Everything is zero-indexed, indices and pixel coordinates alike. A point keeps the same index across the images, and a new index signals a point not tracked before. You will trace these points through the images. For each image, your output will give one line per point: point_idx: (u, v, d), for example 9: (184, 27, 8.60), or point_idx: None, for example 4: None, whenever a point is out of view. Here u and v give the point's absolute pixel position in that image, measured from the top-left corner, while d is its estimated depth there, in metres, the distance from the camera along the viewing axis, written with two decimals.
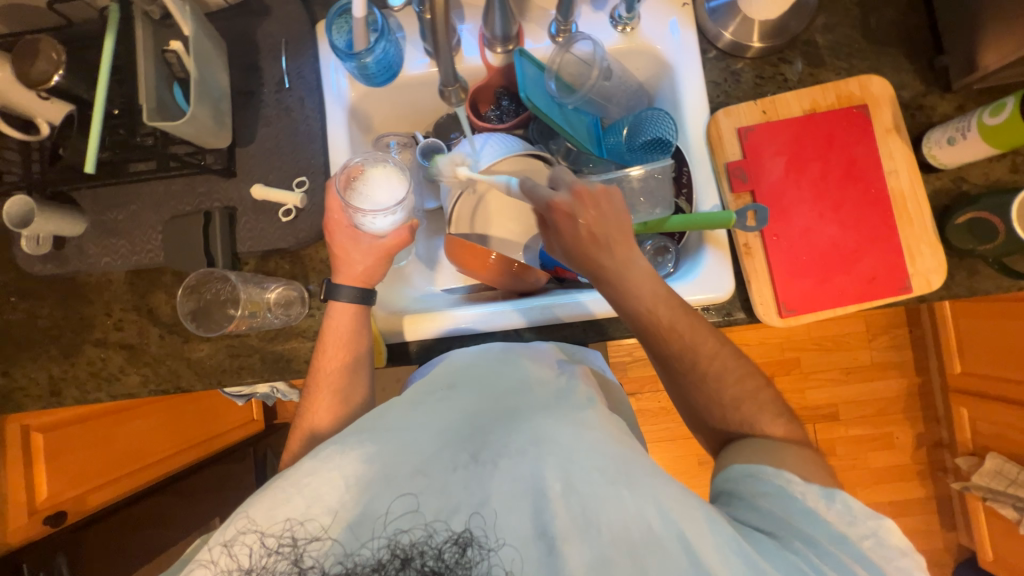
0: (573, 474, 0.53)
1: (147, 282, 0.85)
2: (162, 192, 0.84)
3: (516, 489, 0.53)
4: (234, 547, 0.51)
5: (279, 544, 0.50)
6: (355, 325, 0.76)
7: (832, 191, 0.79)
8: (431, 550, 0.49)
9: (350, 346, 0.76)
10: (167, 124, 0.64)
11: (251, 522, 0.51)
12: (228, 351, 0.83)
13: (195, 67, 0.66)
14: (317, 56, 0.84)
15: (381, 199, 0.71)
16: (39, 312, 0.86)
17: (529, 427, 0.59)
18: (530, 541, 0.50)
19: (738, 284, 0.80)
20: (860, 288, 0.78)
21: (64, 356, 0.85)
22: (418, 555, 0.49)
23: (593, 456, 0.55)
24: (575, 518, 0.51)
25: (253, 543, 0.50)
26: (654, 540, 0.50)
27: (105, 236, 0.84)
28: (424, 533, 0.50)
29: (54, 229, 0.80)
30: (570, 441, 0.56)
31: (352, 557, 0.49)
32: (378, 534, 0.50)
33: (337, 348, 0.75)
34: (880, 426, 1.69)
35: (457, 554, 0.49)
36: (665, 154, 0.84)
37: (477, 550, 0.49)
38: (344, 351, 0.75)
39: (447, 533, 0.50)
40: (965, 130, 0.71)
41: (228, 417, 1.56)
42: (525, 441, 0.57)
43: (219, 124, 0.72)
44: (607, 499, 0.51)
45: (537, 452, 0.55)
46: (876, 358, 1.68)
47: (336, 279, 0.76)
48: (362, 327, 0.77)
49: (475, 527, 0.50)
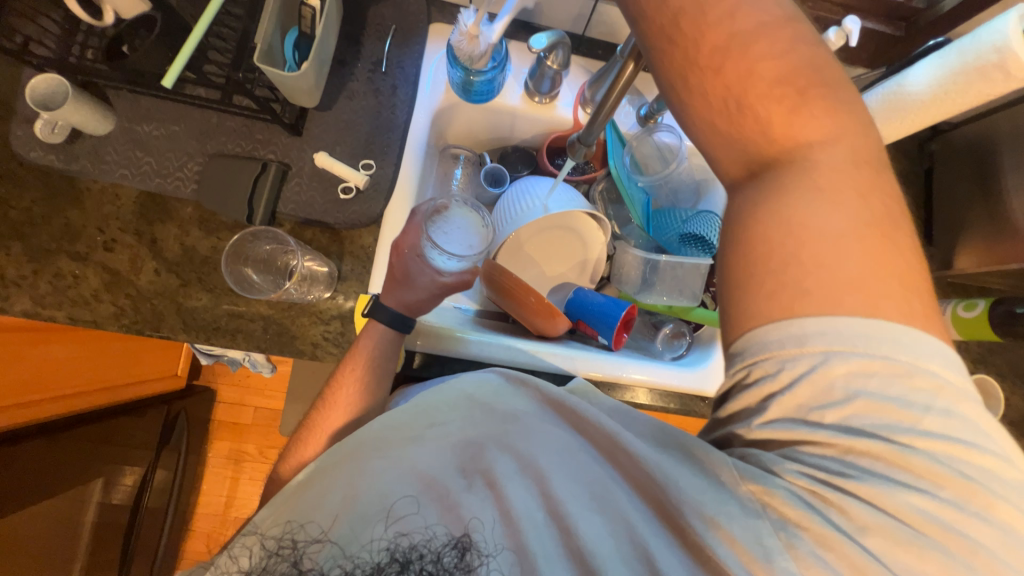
0: (569, 489, 0.47)
1: (161, 209, 0.77)
2: (213, 125, 0.78)
3: (513, 502, 0.47)
4: (234, 551, 0.47)
5: (279, 546, 0.46)
6: (382, 345, 0.72)
7: None
8: (430, 554, 0.44)
9: (377, 366, 0.72)
10: (273, 71, 0.62)
11: (256, 525, 0.49)
12: (229, 309, 0.77)
13: (322, 33, 0.65)
14: (422, 54, 0.84)
15: (462, 242, 0.74)
16: (16, 201, 0.74)
17: (516, 434, 0.51)
18: (533, 552, 0.45)
19: None
20: None
21: (28, 259, 0.74)
22: (418, 559, 0.43)
23: (576, 475, 0.48)
24: (566, 536, 0.46)
25: (254, 545, 0.47)
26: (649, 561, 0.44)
27: (130, 146, 0.76)
28: (424, 535, 0.45)
29: (78, 121, 0.71)
30: (554, 452, 0.49)
31: (352, 558, 0.44)
32: (378, 535, 0.45)
33: (360, 365, 0.70)
34: None
35: (458, 557, 0.44)
36: (705, 253, 0.91)
37: (477, 558, 0.44)
38: (365, 370, 0.70)
39: (447, 536, 0.45)
40: (940, 313, 0.87)
41: (138, 369, 1.36)
42: (520, 449, 0.49)
43: (316, 87, 0.70)
44: (597, 517, 0.46)
45: (521, 468, 0.48)
46: None
47: (383, 298, 0.74)
48: (390, 346, 0.73)
49: (474, 534, 0.45)
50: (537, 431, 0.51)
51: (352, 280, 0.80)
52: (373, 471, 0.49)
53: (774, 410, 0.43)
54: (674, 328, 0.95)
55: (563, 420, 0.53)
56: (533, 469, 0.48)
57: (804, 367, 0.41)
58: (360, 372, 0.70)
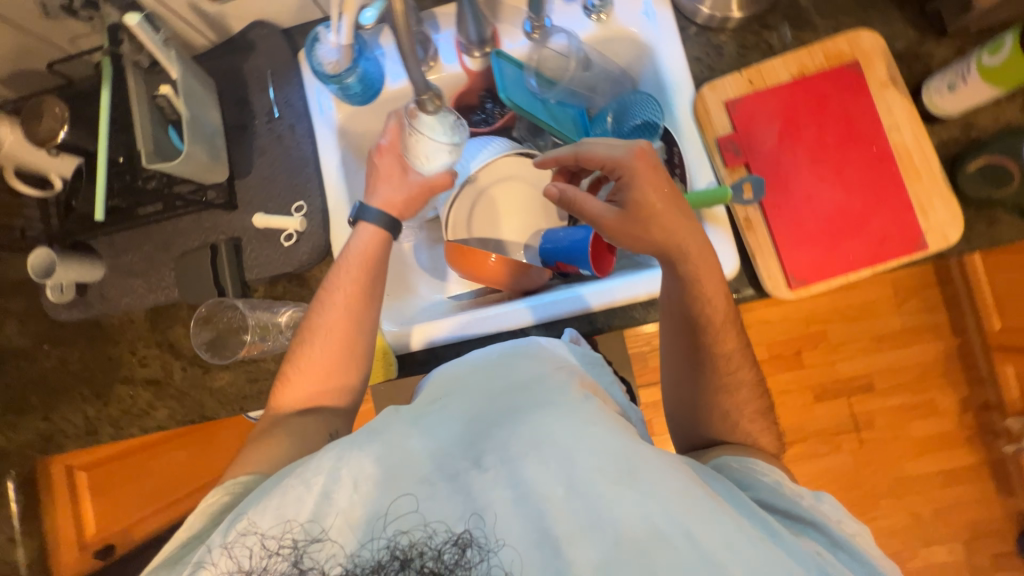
0: (575, 475, 0.47)
1: (166, 317, 0.88)
2: (171, 232, 0.86)
3: (516, 495, 0.48)
4: (234, 548, 0.50)
5: (279, 545, 0.49)
6: (378, 255, 0.76)
7: (831, 154, 0.77)
8: (431, 550, 0.47)
9: (370, 272, 0.75)
10: (165, 166, 0.67)
11: (252, 524, 0.50)
12: (247, 376, 0.86)
13: (186, 108, 0.70)
14: (303, 83, 0.86)
15: (434, 147, 0.76)
16: (70, 356, 0.90)
17: (530, 420, 0.52)
18: (532, 546, 0.46)
19: (743, 260, 0.78)
20: (871, 250, 0.75)
21: (97, 396, 0.89)
22: (418, 556, 0.47)
23: (596, 457, 0.48)
24: (580, 518, 0.46)
25: (254, 545, 0.49)
26: (662, 538, 0.45)
27: (122, 278, 0.88)
28: (424, 534, 0.48)
29: (76, 276, 0.85)
30: (572, 436, 0.50)
31: (353, 557, 0.48)
32: (379, 534, 0.48)
33: (361, 270, 0.74)
34: (918, 394, 1.50)
35: (457, 554, 0.47)
36: (654, 137, 0.82)
37: (477, 552, 0.46)
38: (363, 277, 0.74)
39: (446, 533, 0.48)
40: (964, 75, 0.69)
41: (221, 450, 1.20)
42: (525, 441, 0.50)
43: (215, 158, 0.76)
44: (613, 500, 0.46)
45: (536, 455, 0.49)
46: (908, 324, 1.49)
47: (370, 202, 0.77)
48: (382, 253, 0.76)
49: (475, 528, 0.47)
50: (545, 417, 0.52)
51: None
52: (392, 463, 0.52)
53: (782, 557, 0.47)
54: None
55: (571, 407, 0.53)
56: (549, 456, 0.49)
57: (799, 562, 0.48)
58: (360, 277, 0.74)
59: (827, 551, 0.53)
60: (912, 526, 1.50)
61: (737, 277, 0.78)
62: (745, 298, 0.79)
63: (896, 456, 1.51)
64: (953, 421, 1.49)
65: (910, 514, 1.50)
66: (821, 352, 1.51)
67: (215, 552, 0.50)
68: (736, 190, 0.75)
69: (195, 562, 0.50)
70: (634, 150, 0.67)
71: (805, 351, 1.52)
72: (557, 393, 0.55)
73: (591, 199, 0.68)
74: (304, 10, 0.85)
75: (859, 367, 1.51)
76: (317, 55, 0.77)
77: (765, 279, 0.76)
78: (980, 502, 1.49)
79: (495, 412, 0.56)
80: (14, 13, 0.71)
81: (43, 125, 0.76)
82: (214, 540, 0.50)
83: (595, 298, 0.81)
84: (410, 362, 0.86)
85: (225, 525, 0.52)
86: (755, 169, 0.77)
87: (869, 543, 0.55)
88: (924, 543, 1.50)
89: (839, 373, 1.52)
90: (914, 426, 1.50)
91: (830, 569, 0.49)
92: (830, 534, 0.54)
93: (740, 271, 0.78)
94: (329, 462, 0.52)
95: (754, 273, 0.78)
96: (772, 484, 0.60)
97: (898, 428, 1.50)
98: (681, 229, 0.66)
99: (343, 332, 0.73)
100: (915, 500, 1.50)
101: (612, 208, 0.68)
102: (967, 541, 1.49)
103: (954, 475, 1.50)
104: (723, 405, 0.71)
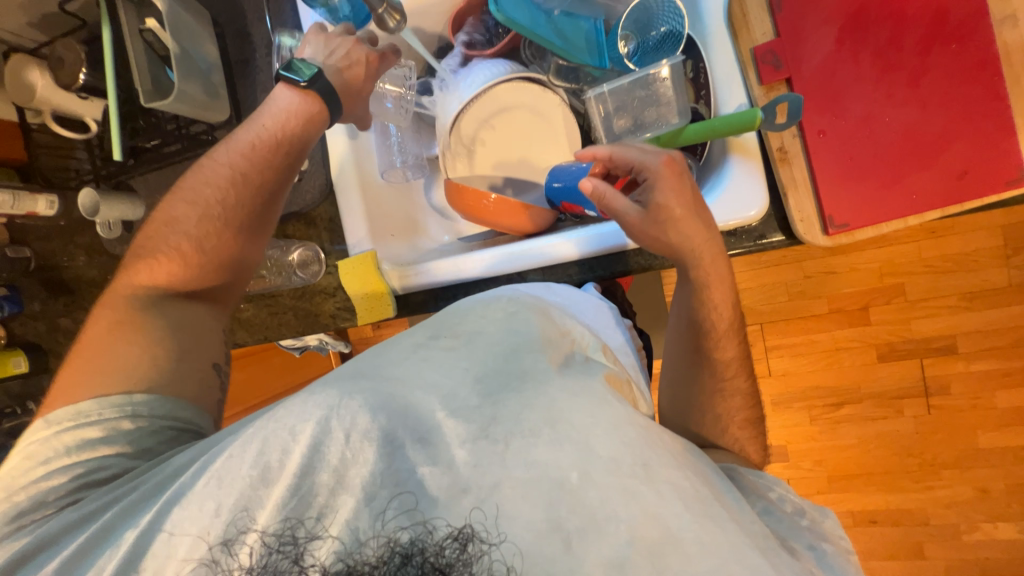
0: (593, 467, 0.45)
1: None
2: (193, 172, 0.90)
3: (532, 477, 0.45)
4: (235, 546, 0.44)
5: (280, 542, 0.44)
6: (288, 124, 0.70)
7: (906, 62, 0.60)
8: (431, 546, 0.43)
9: (280, 154, 0.71)
10: (162, 103, 0.69)
11: (252, 518, 0.45)
12: (267, 309, 0.91)
13: (173, 42, 0.70)
14: (297, 10, 0.82)
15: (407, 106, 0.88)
16: None
17: (545, 394, 0.50)
18: (544, 536, 0.43)
19: (772, 200, 0.66)
20: (945, 187, 0.60)
21: None
22: (419, 552, 0.42)
23: (616, 449, 0.46)
24: (594, 511, 0.43)
25: (254, 542, 0.44)
26: (675, 540, 0.42)
27: (159, 216, 0.95)
28: (423, 530, 0.43)
29: (119, 214, 0.91)
30: (588, 418, 0.48)
31: (352, 553, 0.43)
32: (378, 531, 0.43)
33: (269, 145, 0.70)
34: (1009, 360, 1.29)
35: (458, 551, 0.43)
36: (675, 50, 0.70)
37: (478, 547, 0.43)
38: (273, 158, 0.70)
39: (447, 529, 0.43)
40: None
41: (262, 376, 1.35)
42: (540, 420, 0.47)
43: (212, 96, 0.78)
44: (633, 496, 0.44)
45: (551, 436, 0.46)
46: (1016, 279, 1.24)
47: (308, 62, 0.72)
48: (297, 122, 0.71)
49: (476, 522, 0.43)
50: (563, 400, 0.49)
51: (337, 252, 0.87)
52: (392, 414, 0.48)
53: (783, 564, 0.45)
54: None
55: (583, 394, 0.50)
56: (564, 439, 0.46)
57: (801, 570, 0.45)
58: (267, 156, 0.70)
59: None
60: (977, 501, 1.35)
61: (761, 219, 0.66)
62: (771, 246, 0.67)
63: (970, 425, 1.33)
64: None
65: (975, 489, 1.35)
66: (895, 309, 1.32)
67: (187, 497, 0.46)
68: (767, 114, 0.63)
69: (166, 528, 0.46)
70: (663, 157, 0.61)
71: (873, 306, 1.33)
72: (569, 379, 0.52)
73: (621, 198, 0.62)
74: None
75: (942, 328, 1.31)
76: None
77: (797, 222, 0.64)
78: None
79: (506, 374, 0.52)
80: None
81: (65, 68, 0.80)
82: (212, 534, 0.45)
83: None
84: (411, 303, 0.86)
85: (206, 512, 0.45)
86: (799, 87, 0.64)
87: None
88: (988, 519, 1.35)
89: (915, 332, 1.32)
90: (1000, 396, 1.31)
91: None
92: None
93: (767, 212, 0.66)
94: (320, 410, 0.47)
95: (785, 214, 0.66)
96: (775, 501, 0.56)
97: (979, 397, 1.32)
98: (688, 224, 0.61)
99: (241, 210, 0.70)
100: (983, 473, 1.34)
101: (637, 206, 0.62)
102: None
103: None
104: (715, 407, 0.65)
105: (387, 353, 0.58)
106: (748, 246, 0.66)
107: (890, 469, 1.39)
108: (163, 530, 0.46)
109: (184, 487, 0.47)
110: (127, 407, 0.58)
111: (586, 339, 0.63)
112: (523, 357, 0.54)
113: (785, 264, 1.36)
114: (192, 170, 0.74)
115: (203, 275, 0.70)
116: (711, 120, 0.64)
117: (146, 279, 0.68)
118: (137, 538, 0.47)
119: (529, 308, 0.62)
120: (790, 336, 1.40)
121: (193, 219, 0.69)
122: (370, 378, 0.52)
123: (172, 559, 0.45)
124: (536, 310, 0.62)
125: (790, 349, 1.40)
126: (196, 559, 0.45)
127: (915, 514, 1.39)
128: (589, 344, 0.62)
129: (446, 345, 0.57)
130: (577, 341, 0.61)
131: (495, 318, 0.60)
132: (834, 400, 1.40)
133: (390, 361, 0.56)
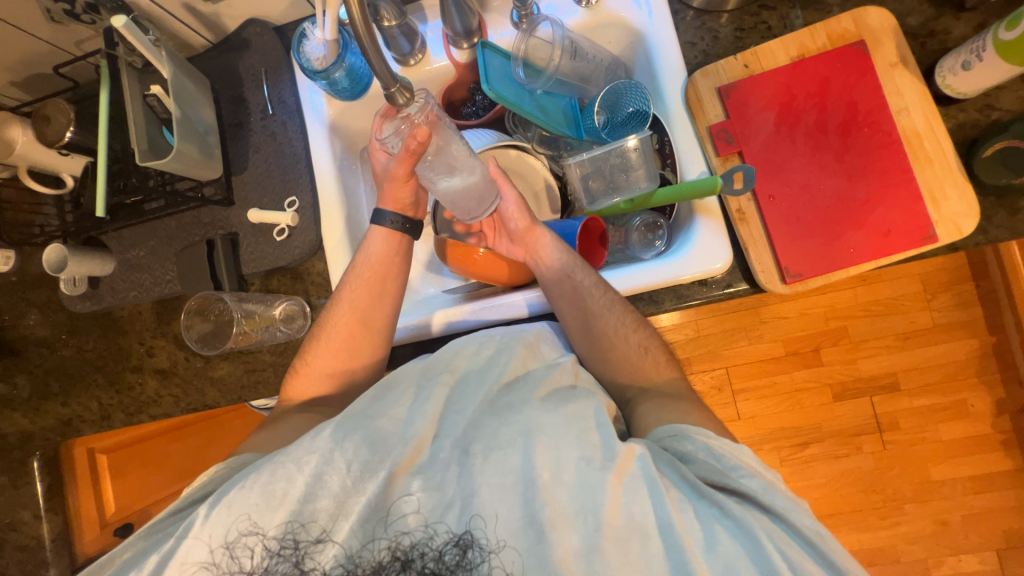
0: (562, 464, 0.51)
1: (171, 310, 0.92)
2: (174, 227, 0.88)
3: (505, 482, 0.51)
4: (237, 549, 0.51)
5: (280, 546, 0.51)
6: (396, 259, 0.80)
7: (831, 142, 0.73)
8: (431, 552, 0.50)
9: (385, 270, 0.78)
10: (159, 161, 0.72)
11: (257, 527, 0.52)
12: (245, 367, 0.88)
13: (176, 107, 0.74)
14: (295, 80, 0.87)
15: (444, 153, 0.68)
16: (85, 345, 0.95)
17: (522, 413, 0.55)
18: (520, 530, 0.49)
19: (736, 254, 0.75)
20: (875, 243, 0.71)
21: (110, 384, 0.94)
22: (418, 558, 0.50)
23: (584, 450, 0.52)
24: (566, 506, 0.50)
25: (256, 546, 0.51)
26: (640, 529, 0.48)
27: (128, 271, 0.90)
28: (424, 535, 0.51)
29: (86, 270, 0.87)
30: (562, 429, 0.53)
31: (352, 558, 0.50)
32: (380, 536, 0.51)
33: (377, 277, 0.77)
34: (948, 395, 1.41)
35: (458, 556, 0.49)
36: (645, 125, 0.80)
37: (478, 553, 0.49)
38: (376, 278, 0.77)
39: (447, 535, 0.50)
40: (980, 51, 0.64)
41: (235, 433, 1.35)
42: (515, 431, 0.54)
43: (206, 155, 0.81)
44: (601, 489, 0.50)
45: (525, 445, 0.52)
46: (939, 320, 1.40)
47: (380, 206, 0.80)
48: (402, 257, 0.81)
49: (476, 531, 0.50)
50: (542, 419, 0.54)
51: (322, 305, 0.87)
52: (383, 449, 0.54)
53: (727, 529, 0.48)
54: (643, 222, 0.84)
55: (560, 410, 0.55)
56: (543, 446, 0.52)
57: (749, 536, 0.48)
58: (376, 288, 0.77)
59: (789, 539, 0.49)
60: (939, 534, 1.41)
61: (728, 270, 0.75)
62: (738, 293, 0.75)
63: (921, 457, 1.42)
64: (987, 423, 1.40)
65: (935, 522, 1.41)
66: (841, 349, 1.44)
67: (197, 528, 0.52)
68: (725, 180, 0.73)
69: (176, 558, 0.51)
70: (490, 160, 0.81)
71: (823, 348, 1.45)
72: (551, 404, 0.56)
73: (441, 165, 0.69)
74: (295, 7, 0.85)
75: (884, 366, 1.44)
76: (305, 52, 0.78)
77: (758, 272, 0.73)
78: (1016, 509, 1.39)
79: (497, 404, 0.58)
80: (22, 19, 0.75)
81: (51, 127, 0.80)
82: (214, 542, 0.51)
83: (650, 275, 0.74)
84: (398, 356, 0.85)
85: (217, 527, 0.52)
86: (749, 158, 0.75)
87: (829, 539, 0.49)
88: (951, 552, 1.41)
89: (862, 370, 1.44)
90: (942, 429, 1.42)
91: (782, 546, 0.47)
92: (801, 534, 0.49)
93: (732, 264, 0.75)
94: (325, 444, 0.54)
95: (748, 266, 0.75)
96: (744, 460, 0.54)
97: (926, 429, 1.42)
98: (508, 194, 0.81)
99: (346, 336, 0.76)
100: (942, 506, 1.41)
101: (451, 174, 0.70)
102: (1000, 551, 1.39)
103: (987, 480, 1.40)
104: None
105: (387, 395, 0.60)
106: (718, 293, 0.75)
107: (859, 507, 1.44)
108: (181, 541, 0.52)
109: (198, 516, 0.53)
110: (235, 465, 0.62)
111: (579, 368, 0.66)
112: (506, 391, 0.60)
113: (741, 310, 1.47)
114: (316, 321, 0.79)
115: (317, 385, 0.75)
116: (676, 184, 0.74)
117: (282, 399, 0.75)
118: (159, 562, 0.52)
119: (516, 342, 0.65)
120: (754, 378, 1.48)
121: (312, 344, 0.77)
122: (370, 417, 0.57)
123: (183, 564, 0.51)
124: (523, 344, 0.66)
125: (753, 391, 1.48)
126: (200, 562, 0.51)
127: (886, 550, 1.42)
128: (578, 371, 0.65)
129: (442, 380, 0.61)
130: (565, 368, 0.64)
131: (484, 356, 0.64)
132: (799, 439, 1.46)
133: (387, 400, 0.59)
